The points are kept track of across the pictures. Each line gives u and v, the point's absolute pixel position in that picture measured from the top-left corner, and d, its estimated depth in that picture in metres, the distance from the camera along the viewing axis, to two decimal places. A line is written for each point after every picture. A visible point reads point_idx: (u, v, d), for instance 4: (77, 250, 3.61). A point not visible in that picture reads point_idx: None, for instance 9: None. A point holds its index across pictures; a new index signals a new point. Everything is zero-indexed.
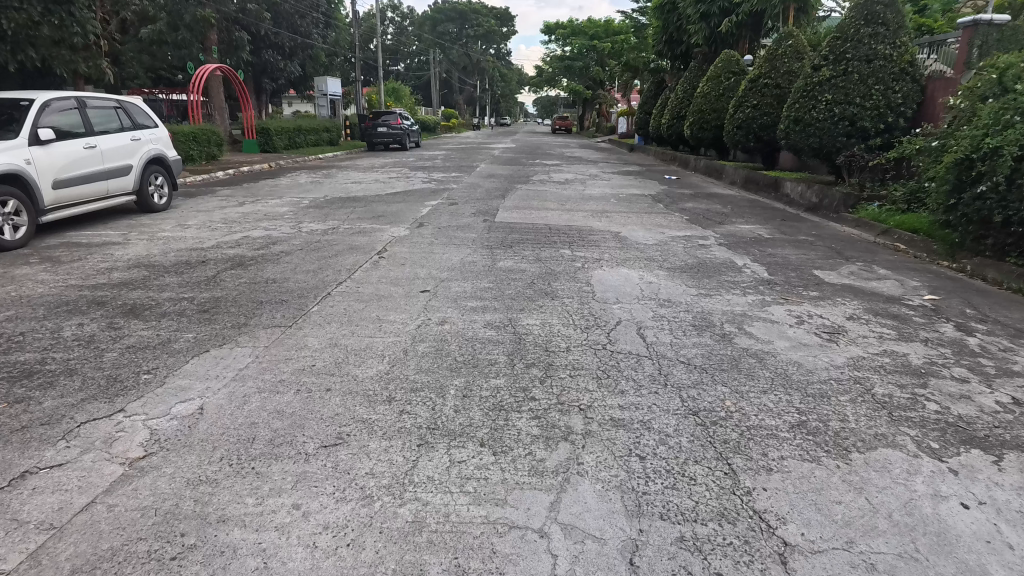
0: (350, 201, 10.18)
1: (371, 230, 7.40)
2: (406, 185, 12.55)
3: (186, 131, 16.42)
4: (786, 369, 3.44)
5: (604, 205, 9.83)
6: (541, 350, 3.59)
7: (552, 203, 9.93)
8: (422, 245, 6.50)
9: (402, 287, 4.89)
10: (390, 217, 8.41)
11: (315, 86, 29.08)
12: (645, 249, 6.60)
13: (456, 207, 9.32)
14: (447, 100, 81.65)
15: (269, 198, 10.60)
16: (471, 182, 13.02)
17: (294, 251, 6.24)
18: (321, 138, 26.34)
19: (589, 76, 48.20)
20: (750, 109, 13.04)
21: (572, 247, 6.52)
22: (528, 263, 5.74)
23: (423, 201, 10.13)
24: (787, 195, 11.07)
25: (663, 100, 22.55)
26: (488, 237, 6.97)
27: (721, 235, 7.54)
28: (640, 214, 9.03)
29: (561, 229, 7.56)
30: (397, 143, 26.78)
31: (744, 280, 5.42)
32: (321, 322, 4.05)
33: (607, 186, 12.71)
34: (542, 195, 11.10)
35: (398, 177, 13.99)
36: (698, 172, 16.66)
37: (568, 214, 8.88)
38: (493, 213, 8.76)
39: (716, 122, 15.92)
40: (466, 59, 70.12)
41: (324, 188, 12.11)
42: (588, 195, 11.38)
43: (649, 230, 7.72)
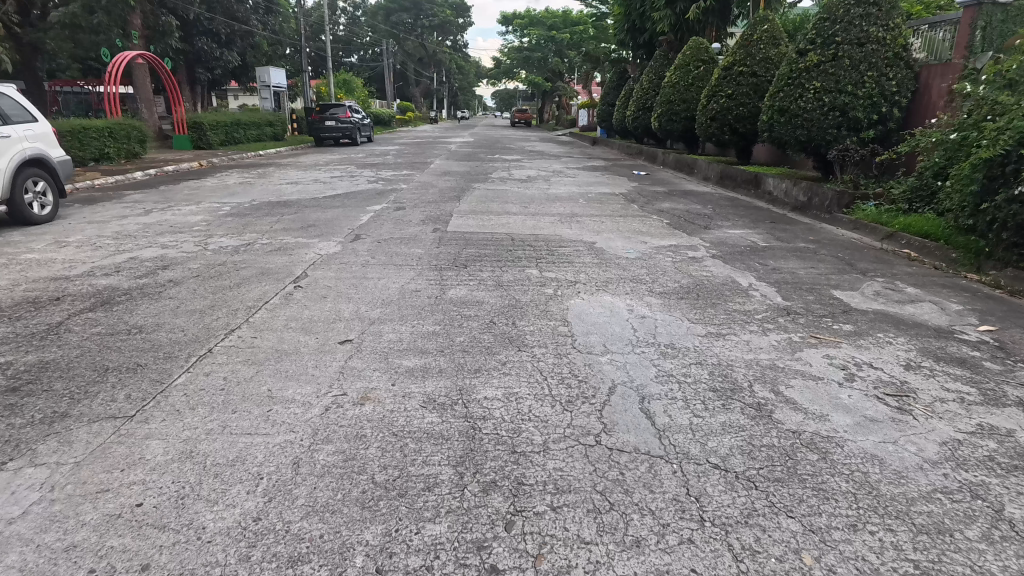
0: (280, 207, 8.77)
1: (295, 245, 6.07)
2: (350, 186, 11.15)
3: (100, 126, 14.54)
4: (867, 474, 2.34)
5: (572, 207, 8.69)
6: (505, 454, 2.40)
7: (514, 206, 8.73)
8: (355, 266, 5.23)
9: (317, 336, 3.62)
10: (324, 227, 7.10)
11: (256, 76, 27.05)
12: (627, 265, 5.48)
13: (403, 212, 8.05)
14: (403, 92, 79.37)
15: (183, 204, 9.07)
16: (423, 181, 11.72)
17: (188, 279, 4.90)
18: (263, 133, 24.42)
19: (548, 69, 47.10)
20: (724, 99, 12.11)
21: (539, 265, 5.35)
22: (487, 291, 4.55)
23: (365, 205, 8.79)
24: (769, 193, 10.15)
25: (626, 91, 21.59)
26: (438, 253, 5.74)
27: (712, 244, 6.49)
28: (615, 218, 7.94)
29: (525, 240, 6.38)
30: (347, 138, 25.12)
31: (757, 309, 4.34)
32: (181, 408, 2.76)
33: (572, 184, 11.58)
34: (502, 196, 9.87)
35: (340, 176, 12.54)
36: (667, 167, 15.70)
37: (533, 219, 7.70)
38: (445, 220, 7.52)
39: (686, 114, 14.98)
40: (422, 51, 68.15)
41: (254, 190, 10.60)
42: (553, 194, 10.22)
43: (627, 239, 6.61)
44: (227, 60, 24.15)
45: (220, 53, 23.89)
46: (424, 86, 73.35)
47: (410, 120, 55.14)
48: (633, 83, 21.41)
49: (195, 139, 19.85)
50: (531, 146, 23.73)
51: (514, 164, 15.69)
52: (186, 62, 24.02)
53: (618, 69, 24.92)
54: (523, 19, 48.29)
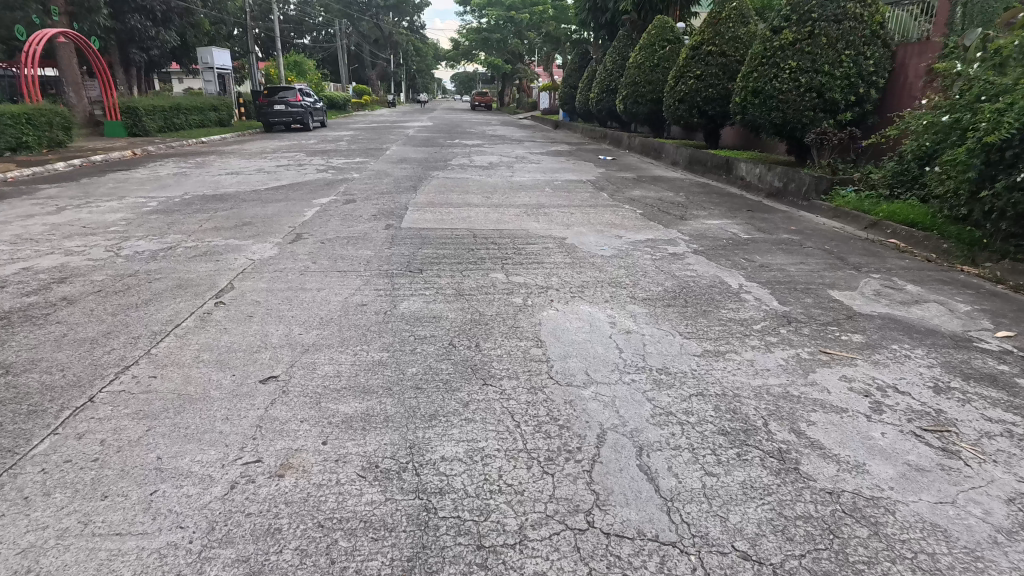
0: (215, 201, 7.90)
1: (226, 248, 5.29)
2: (297, 176, 10.27)
3: (14, 112, 13.13)
4: (936, 558, 1.82)
5: (539, 197, 8.08)
6: (469, 551, 1.80)
7: (476, 196, 8.07)
8: (292, 273, 4.52)
9: (234, 372, 2.93)
10: (261, 224, 6.31)
11: (198, 57, 25.37)
12: (603, 265, 4.92)
13: (353, 206, 7.30)
14: (358, 75, 76.91)
15: (104, 199, 8.08)
16: (377, 170, 10.91)
17: (88, 295, 4.11)
18: (207, 118, 22.93)
19: (508, 50, 46.07)
20: (693, 80, 11.63)
21: (505, 267, 4.73)
22: (445, 302, 3.92)
23: (311, 198, 7.98)
24: (741, 179, 9.74)
25: (589, 72, 20.99)
26: (390, 255, 5.06)
27: (691, 238, 5.98)
28: (585, 208, 7.37)
29: (488, 237, 5.75)
30: (298, 123, 23.83)
31: (754, 316, 3.83)
32: (33, 493, 2.07)
33: (537, 171, 10.96)
34: (462, 185, 9.17)
35: (287, 165, 11.61)
36: (634, 152, 15.22)
37: (497, 211, 7.05)
38: (400, 214, 6.82)
39: (652, 96, 14.49)
40: (377, 32, 65.96)
41: (189, 182, 9.63)
42: (517, 182, 9.57)
43: (600, 233, 6.04)
44: (164, 39, 22.50)
45: (156, 32, 22.22)
46: (381, 69, 71.17)
47: (367, 104, 53.39)
48: (596, 64, 20.79)
49: (130, 125, 18.40)
50: (492, 131, 22.94)
51: (475, 150, 14.95)
52: (118, 42, 22.26)
53: (580, 49, 24.25)
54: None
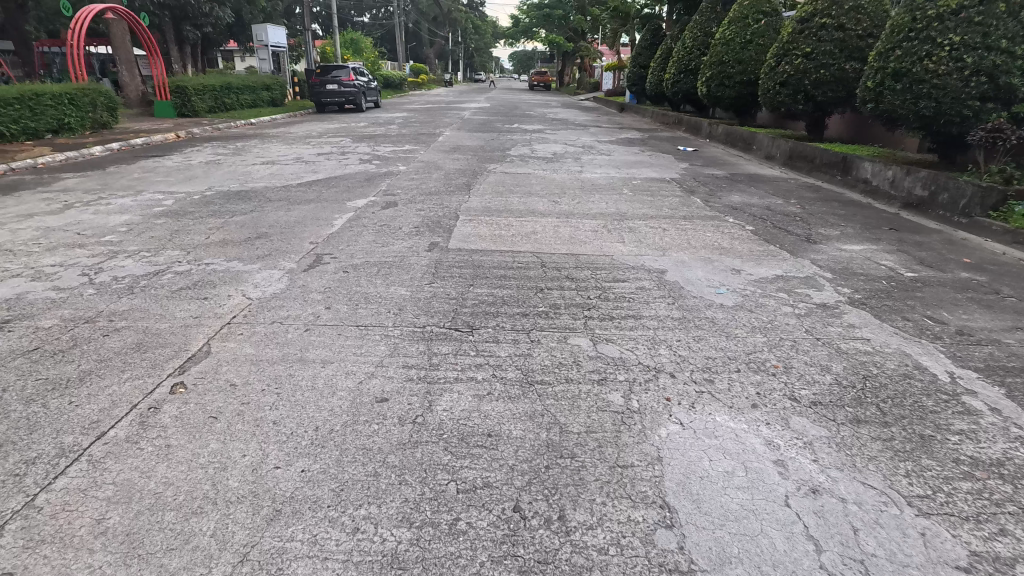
0: (238, 199, 6.83)
1: (223, 276, 4.13)
2: (338, 167, 9.11)
3: (55, 91, 12.53)
4: None
5: (617, 203, 6.61)
6: None
7: (541, 200, 6.68)
8: (296, 326, 3.27)
9: (143, 571, 1.70)
10: (281, 236, 5.14)
11: (252, 34, 24.74)
12: (728, 326, 3.45)
13: (394, 211, 6.05)
14: (416, 53, 76.03)
15: (120, 195, 7.16)
16: (428, 160, 9.65)
17: (14, 354, 3.01)
18: (259, 98, 22.28)
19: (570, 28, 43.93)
20: (800, 58, 9.76)
21: (589, 325, 3.35)
22: (508, 401, 2.56)
23: (345, 198, 6.77)
24: (865, 183, 7.95)
25: (662, 50, 19.04)
26: (430, 295, 3.76)
27: (836, 276, 4.41)
28: (678, 222, 5.88)
29: (560, 267, 4.35)
30: (351, 103, 22.88)
31: (1011, 454, 2.33)
32: None
33: (609, 166, 9.44)
34: (523, 183, 7.77)
35: (331, 152, 10.53)
36: (717, 142, 13.37)
37: (567, 224, 5.64)
38: (448, 225, 5.51)
39: (741, 77, 12.61)
40: (436, 10, 64.60)
41: (220, 173, 8.64)
42: (587, 181, 8.11)
43: (707, 264, 4.56)
44: (217, 16, 21.84)
45: (209, 7, 21.58)
46: (438, 47, 69.94)
47: (423, 83, 52.41)
48: (671, 41, 18.81)
49: (179, 105, 17.84)
50: (552, 114, 21.29)
51: (536, 137, 13.49)
52: (172, 18, 21.79)
53: (652, 25, 22.20)
54: None
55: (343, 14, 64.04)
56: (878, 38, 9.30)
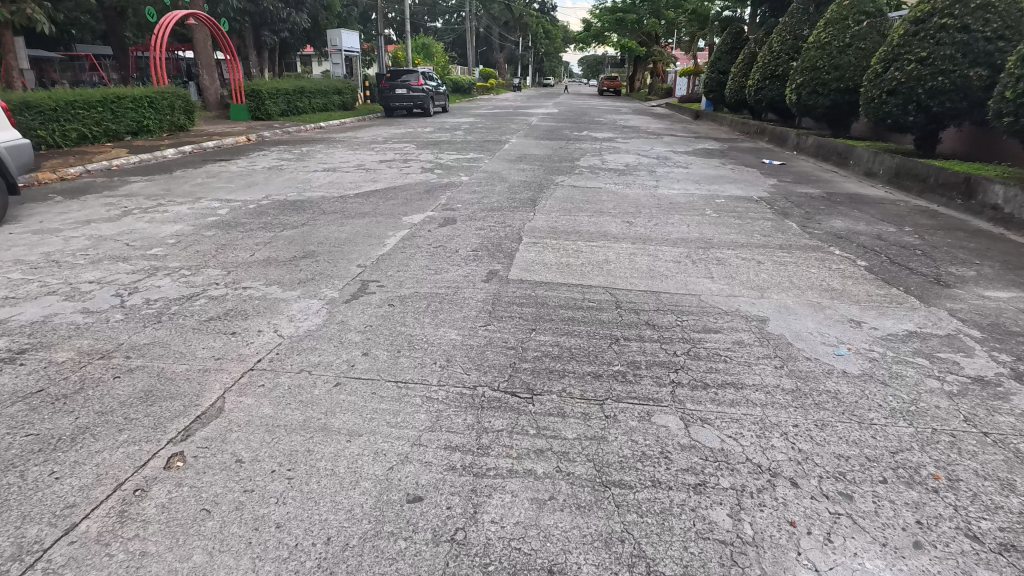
0: (293, 210, 6.55)
1: (258, 304, 3.72)
2: (399, 175, 8.75)
3: (137, 94, 12.90)
4: None
5: (700, 227, 5.86)
6: None
7: (613, 221, 6.01)
8: (326, 379, 2.78)
9: None
10: (329, 256, 4.74)
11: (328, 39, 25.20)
12: (857, 407, 2.71)
13: (452, 230, 5.55)
14: (486, 57, 76.44)
15: (179, 202, 7.04)
16: (492, 170, 9.16)
17: (16, 395, 2.67)
18: (330, 101, 22.59)
19: (643, 31, 42.73)
20: (913, 64, 8.63)
21: (678, 398, 2.70)
22: (577, 515, 1.96)
23: (401, 211, 6.34)
24: (994, 209, 6.83)
25: (745, 54, 17.87)
26: (484, 342, 3.19)
27: (985, 336, 3.55)
28: (774, 253, 5.08)
29: (638, 310, 3.70)
30: (419, 107, 22.86)
31: None
32: None
33: (687, 181, 8.64)
34: (593, 199, 7.12)
35: (393, 160, 10.23)
36: (806, 155, 12.22)
37: (643, 251, 4.95)
38: (510, 248, 4.94)
39: (838, 85, 11.46)
40: (508, 14, 64.61)
41: (280, 180, 8.46)
42: (664, 198, 7.37)
43: (818, 313, 3.78)
44: (294, 21, 22.31)
45: (287, 13, 22.06)
46: (508, 52, 70.00)
47: (492, 88, 52.47)
48: (755, 46, 17.62)
49: (254, 108, 18.24)
50: (623, 121, 20.42)
51: (606, 146, 12.77)
52: (252, 24, 22.42)
53: (733, 28, 20.97)
54: None
55: (417, 19, 65.15)
56: (1010, 42, 8.06)
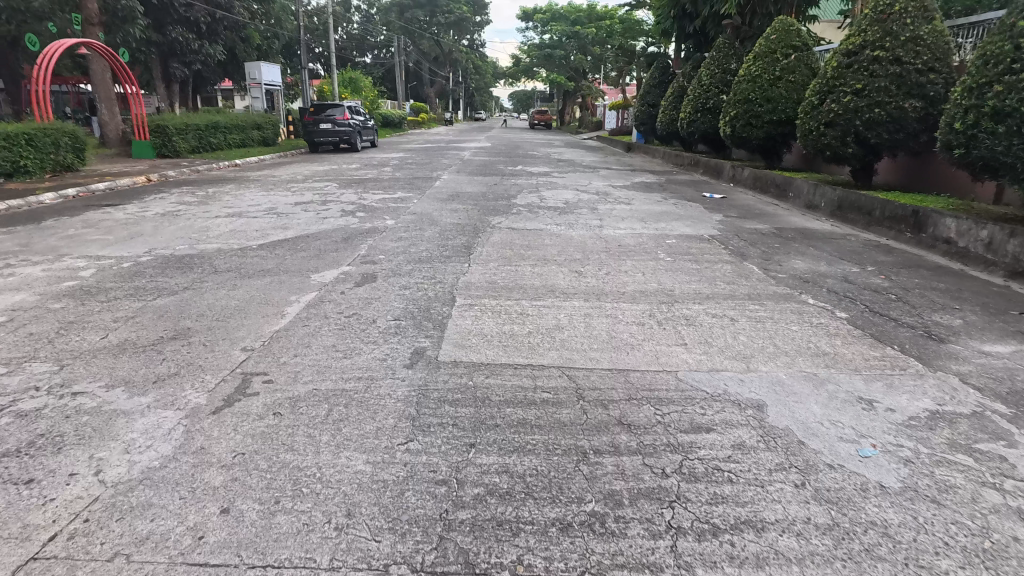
0: (178, 268, 5.45)
1: (87, 423, 2.66)
2: (315, 220, 7.73)
3: (11, 131, 11.29)
4: None
5: (657, 276, 5.19)
6: None
7: (560, 270, 5.26)
8: (147, 575, 1.77)
9: None
10: (207, 335, 3.70)
11: (245, 72, 23.87)
12: (916, 550, 1.98)
13: (372, 289, 4.62)
14: (416, 92, 76.18)
15: (36, 261, 5.78)
16: (422, 211, 8.31)
17: None
18: (248, 137, 21.20)
19: (571, 67, 43.62)
20: (850, 96, 8.52)
21: (685, 564, 1.87)
22: None
23: (311, 266, 5.35)
24: (947, 243, 6.58)
25: (675, 88, 18.01)
26: (402, 473, 2.28)
27: (1013, 411, 2.96)
28: (745, 307, 4.45)
29: (602, 400, 2.90)
30: (345, 142, 21.81)
31: None
32: None
33: (633, 219, 8.09)
34: (535, 243, 6.38)
35: (311, 201, 9.19)
36: (743, 187, 12.08)
37: (599, 310, 4.19)
38: (441, 313, 4.06)
39: (771, 117, 11.41)
40: (437, 49, 64.83)
41: (172, 229, 7.27)
42: (611, 239, 6.73)
43: (818, 391, 3.10)
44: (206, 53, 20.92)
45: (198, 44, 20.66)
46: (439, 86, 69.97)
47: (423, 122, 52.00)
48: (683, 79, 17.76)
49: (159, 145, 16.70)
50: (558, 154, 20.14)
51: (544, 181, 12.19)
52: (159, 55, 20.85)
53: (660, 62, 21.26)
54: (543, 13, 44.95)
55: (344, 54, 64.21)
56: (942, 74, 8.01)
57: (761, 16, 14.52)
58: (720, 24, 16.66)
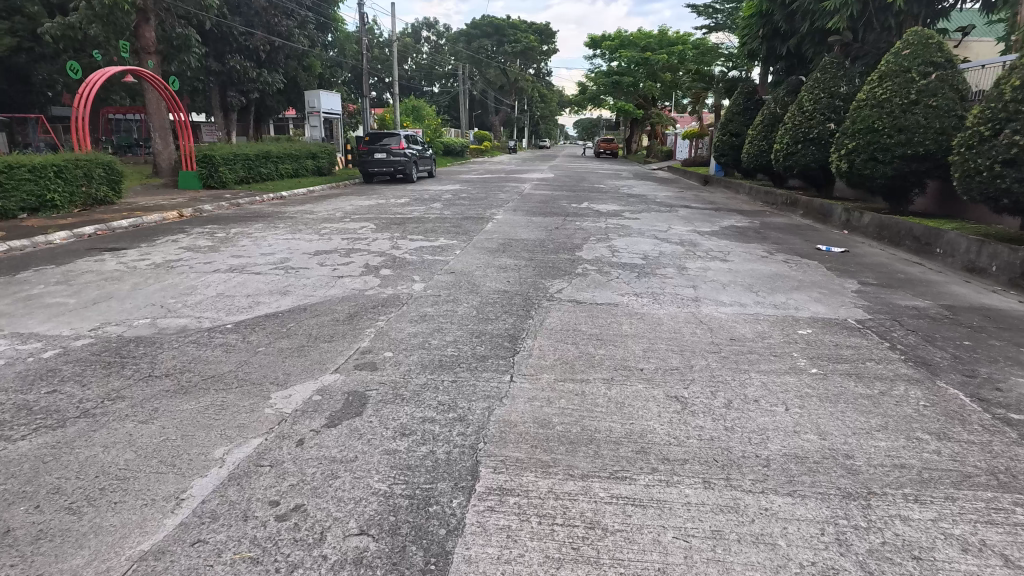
0: (108, 364, 3.91)
1: None
2: (329, 279, 6.17)
3: (36, 162, 10.49)
4: None
5: (810, 417, 3.21)
6: None
7: (650, 398, 3.38)
8: None
9: None
10: (15, 564, 2.04)
11: (307, 100, 23.52)
12: None
13: (349, 436, 2.88)
14: (481, 120, 76.27)
15: None
16: (463, 269, 6.60)
17: None
18: (302, 167, 20.50)
19: (640, 94, 41.99)
20: None
21: None
22: None
23: (285, 372, 3.69)
24: None
25: (765, 115, 15.82)
26: None
27: None
28: (1000, 510, 2.43)
29: None
30: (400, 173, 20.76)
31: None
32: None
33: (737, 287, 6.10)
34: (607, 332, 4.51)
35: (335, 250, 7.72)
36: (863, 237, 9.78)
37: (736, 520, 2.28)
38: (448, 517, 2.26)
39: (904, 150, 9.13)
40: (503, 78, 64.76)
41: (152, 290, 5.85)
42: (716, 326, 4.76)
43: None
44: (264, 81, 20.46)
45: (256, 72, 20.24)
46: (504, 115, 69.64)
47: (486, 150, 51.35)
48: (774, 106, 15.56)
49: (206, 176, 16.04)
50: (627, 187, 18.23)
51: (614, 225, 10.28)
52: (219, 84, 20.54)
53: (744, 88, 19.11)
54: (612, 40, 43.63)
55: (412, 84, 64.93)
56: None
57: (877, 32, 12.26)
58: (821, 43, 14.44)
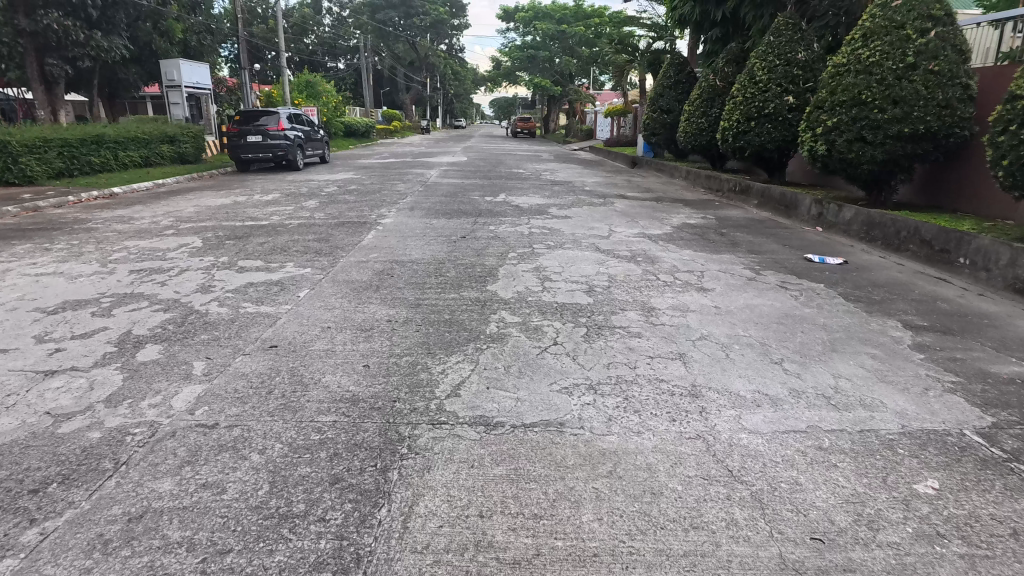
0: None
1: None
2: (19, 384, 3.26)
3: None
4: None
5: None
6: None
7: None
8: None
9: None
10: None
11: (164, 71, 19.41)
12: None
13: None
14: (391, 99, 71.70)
15: None
16: (296, 339, 3.87)
17: None
18: (154, 154, 16.60)
19: (557, 70, 39.81)
20: None
21: None
22: None
23: None
24: None
25: (702, 88, 13.84)
26: None
27: None
28: None
29: None
30: (283, 159, 17.35)
31: None
32: None
33: (749, 353, 3.78)
34: (549, 549, 2.00)
35: (95, 299, 4.73)
36: (846, 237, 7.87)
37: None
38: None
39: (900, 127, 7.22)
40: (412, 53, 60.63)
41: None
42: (761, 491, 2.37)
43: None
44: (97, 46, 16.30)
45: (85, 35, 16.04)
46: (415, 92, 65.39)
47: (396, 131, 47.39)
48: (714, 79, 13.57)
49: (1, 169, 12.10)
50: (549, 173, 15.85)
51: (538, 230, 7.79)
52: (35, 49, 16.18)
53: (674, 59, 17.09)
54: (526, 11, 40.94)
55: (312, 58, 59.45)
56: None
57: None
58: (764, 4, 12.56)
